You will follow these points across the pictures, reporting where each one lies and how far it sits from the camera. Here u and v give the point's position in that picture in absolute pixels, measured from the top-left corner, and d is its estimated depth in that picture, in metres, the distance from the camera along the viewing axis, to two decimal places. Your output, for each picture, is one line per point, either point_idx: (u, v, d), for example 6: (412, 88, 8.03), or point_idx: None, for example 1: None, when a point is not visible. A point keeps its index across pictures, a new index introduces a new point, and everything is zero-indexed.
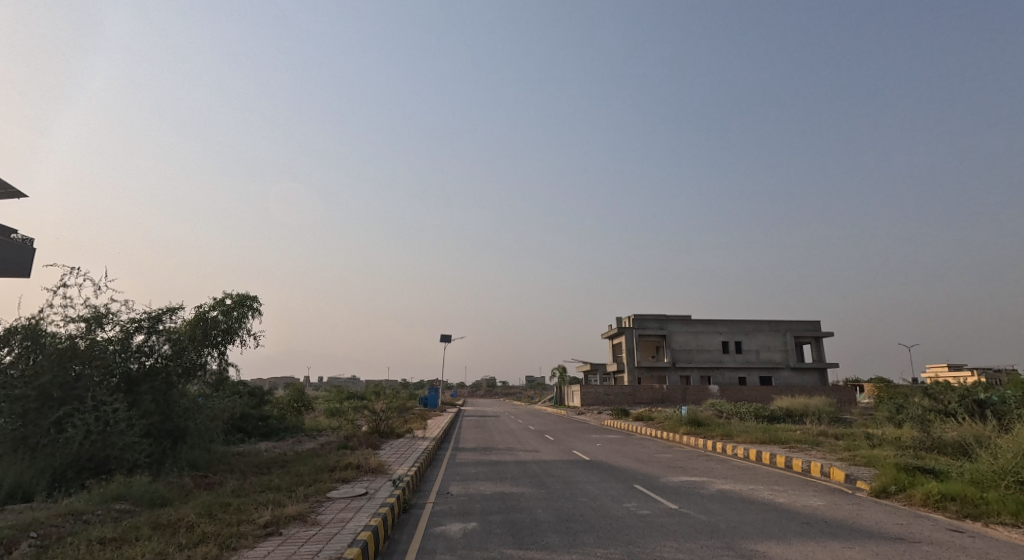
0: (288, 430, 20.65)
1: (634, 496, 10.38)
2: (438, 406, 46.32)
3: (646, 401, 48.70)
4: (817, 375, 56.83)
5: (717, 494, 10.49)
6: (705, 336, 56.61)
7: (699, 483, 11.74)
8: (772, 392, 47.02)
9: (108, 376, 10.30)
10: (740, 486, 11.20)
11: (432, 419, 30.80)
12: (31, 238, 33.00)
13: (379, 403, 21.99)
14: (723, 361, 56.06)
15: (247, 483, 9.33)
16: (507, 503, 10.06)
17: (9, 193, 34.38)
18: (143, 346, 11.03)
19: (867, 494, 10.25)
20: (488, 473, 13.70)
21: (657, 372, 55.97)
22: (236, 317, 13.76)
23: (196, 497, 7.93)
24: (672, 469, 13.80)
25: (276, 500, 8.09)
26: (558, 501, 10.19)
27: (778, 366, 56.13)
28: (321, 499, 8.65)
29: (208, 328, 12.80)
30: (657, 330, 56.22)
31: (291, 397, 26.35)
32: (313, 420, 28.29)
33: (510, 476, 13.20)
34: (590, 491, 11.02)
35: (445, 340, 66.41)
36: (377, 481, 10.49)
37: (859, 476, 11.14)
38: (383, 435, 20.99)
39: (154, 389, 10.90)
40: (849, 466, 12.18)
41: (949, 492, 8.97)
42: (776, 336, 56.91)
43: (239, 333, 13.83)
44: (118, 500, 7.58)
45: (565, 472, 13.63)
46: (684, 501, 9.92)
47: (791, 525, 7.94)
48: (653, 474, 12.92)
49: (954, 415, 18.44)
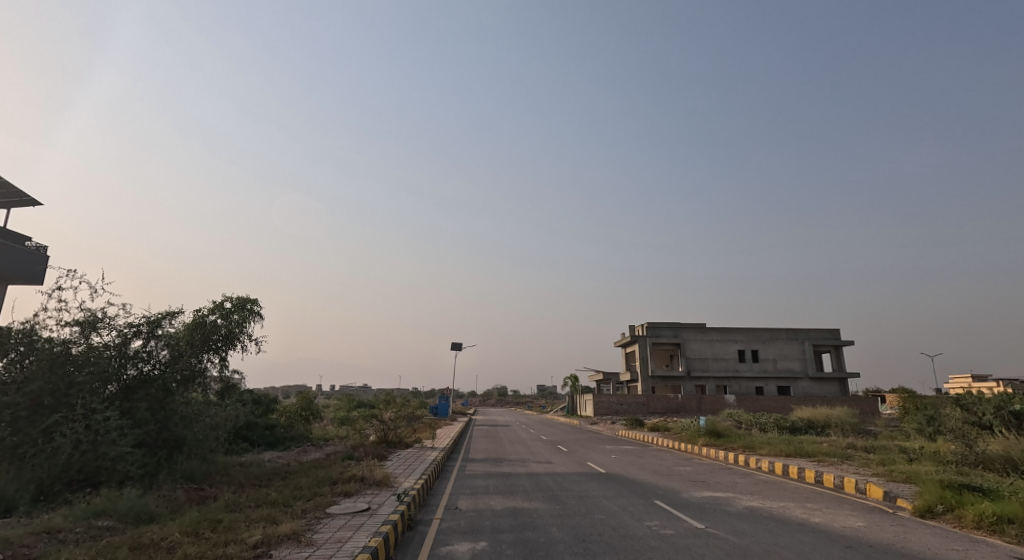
0: (294, 439, 20.15)
1: (656, 513, 9.69)
2: (448, 416, 45.60)
3: (661, 411, 47.77)
4: (837, 385, 55.43)
5: (744, 512, 9.75)
6: (720, 345, 55.48)
7: (725, 500, 10.99)
8: (791, 402, 45.69)
9: (104, 383, 9.84)
10: (770, 503, 10.45)
11: (443, 429, 30.22)
12: (46, 245, 33.28)
13: (388, 413, 21.44)
14: (740, 370, 54.79)
15: (243, 497, 8.78)
16: (519, 520, 9.43)
17: (24, 202, 34.54)
18: (140, 351, 10.61)
19: (910, 514, 9.47)
20: (499, 487, 13.03)
21: (671, 381, 54.80)
22: (239, 321, 13.25)
23: (186, 513, 7.37)
24: (693, 483, 13.06)
25: (270, 517, 7.51)
26: (574, 518, 9.55)
27: (796, 376, 54.80)
28: (320, 515, 8.05)
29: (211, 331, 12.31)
30: (671, 338, 55.29)
31: (299, 405, 25.94)
32: (321, 428, 27.85)
33: (522, 490, 12.53)
34: (608, 507, 10.35)
35: (456, 350, 65.76)
36: (380, 495, 9.87)
37: (900, 494, 10.36)
38: (391, 445, 20.41)
39: (150, 396, 10.42)
40: (887, 481, 11.36)
41: (1006, 513, 8.20)
42: (794, 345, 55.62)
43: (241, 338, 13.37)
44: (101, 516, 7.02)
45: (579, 485, 12.93)
46: (710, 520, 9.22)
47: (832, 549, 7.22)
48: (674, 489, 12.19)
49: (992, 427, 17.47)
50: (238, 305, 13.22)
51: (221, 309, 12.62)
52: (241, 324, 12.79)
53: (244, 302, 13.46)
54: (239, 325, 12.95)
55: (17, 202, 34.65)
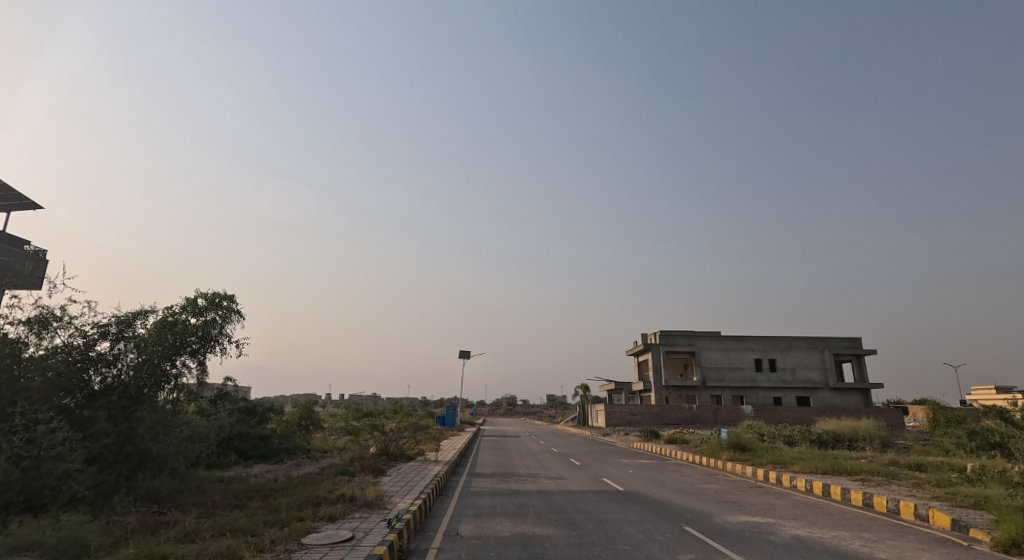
0: (289, 451, 18.91)
1: (689, 544, 8.28)
2: (455, 426, 44.32)
3: (675, 422, 46.11)
4: (858, 396, 53.40)
5: (792, 543, 8.37)
6: (737, 354, 53.71)
7: (765, 526, 9.58)
8: (813, 414, 43.82)
9: (56, 390, 8.58)
10: (820, 533, 9.05)
11: (449, 440, 28.87)
12: (43, 249, 32.39)
13: (389, 423, 20.18)
14: (757, 380, 52.91)
15: (208, 522, 7.55)
16: (529, 551, 8.08)
17: (24, 205, 33.99)
18: (105, 354, 9.50)
19: (991, 548, 8.07)
20: (507, 508, 11.66)
21: (686, 391, 53.05)
22: (218, 321, 12.05)
23: (129, 546, 6.16)
24: (724, 504, 11.61)
25: (227, 551, 6.22)
26: (592, 548, 8.18)
27: (816, 386, 52.92)
28: (291, 548, 6.75)
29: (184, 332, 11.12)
30: (685, 346, 53.70)
31: (298, 415, 24.83)
32: (321, 438, 26.63)
33: (532, 512, 11.14)
34: (632, 535, 8.97)
35: (464, 357, 64.40)
36: (369, 521, 8.55)
37: (973, 523, 8.96)
38: (392, 458, 19.09)
39: (113, 405, 9.22)
40: (953, 507, 9.94)
41: None
42: (814, 353, 53.78)
43: (221, 340, 12.19)
44: (21, 551, 5.79)
45: (597, 506, 11.50)
46: (755, 553, 7.81)
47: None
48: (703, 511, 10.77)
49: None
50: (213, 303, 11.95)
51: (194, 307, 11.36)
52: (219, 323, 11.60)
53: (222, 300, 12.25)
54: (217, 325, 11.78)
55: (17, 205, 34.09)
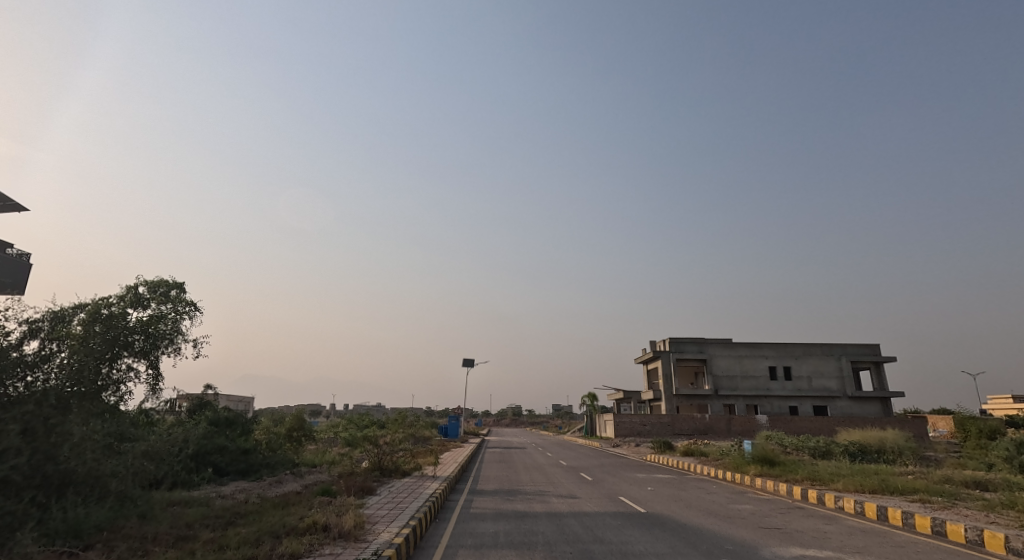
0: (271, 467, 17.16)
1: None
2: (457, 437, 42.44)
3: (686, 432, 44.23)
4: (878, 406, 51.28)
5: None
6: (750, 361, 51.74)
7: None
8: (832, 424, 41.78)
9: None
10: None
11: (450, 452, 27.07)
12: (29, 253, 30.94)
13: (384, 435, 18.40)
14: (772, 389, 50.90)
15: None
16: None
17: (8, 205, 32.76)
18: (31, 356, 7.90)
19: None
20: (512, 536, 9.90)
21: (697, 401, 51.00)
22: (164, 313, 10.93)
23: None
24: (768, 532, 9.83)
25: None
26: None
27: (833, 395, 50.85)
28: None
29: (124, 329, 9.67)
30: (696, 354, 51.81)
31: (289, 426, 23.15)
32: (313, 451, 24.87)
33: (542, 541, 9.38)
34: None
35: (468, 365, 62.58)
36: None
37: None
38: (386, 473, 17.32)
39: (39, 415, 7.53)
40: None
41: None
42: (830, 361, 51.79)
43: (170, 338, 11.02)
44: None
45: (617, 534, 9.77)
46: None
47: None
48: (746, 542, 8.97)
49: None
50: (156, 293, 10.85)
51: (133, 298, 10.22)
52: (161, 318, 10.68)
53: (167, 290, 11.18)
54: (161, 321, 10.72)
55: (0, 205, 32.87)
